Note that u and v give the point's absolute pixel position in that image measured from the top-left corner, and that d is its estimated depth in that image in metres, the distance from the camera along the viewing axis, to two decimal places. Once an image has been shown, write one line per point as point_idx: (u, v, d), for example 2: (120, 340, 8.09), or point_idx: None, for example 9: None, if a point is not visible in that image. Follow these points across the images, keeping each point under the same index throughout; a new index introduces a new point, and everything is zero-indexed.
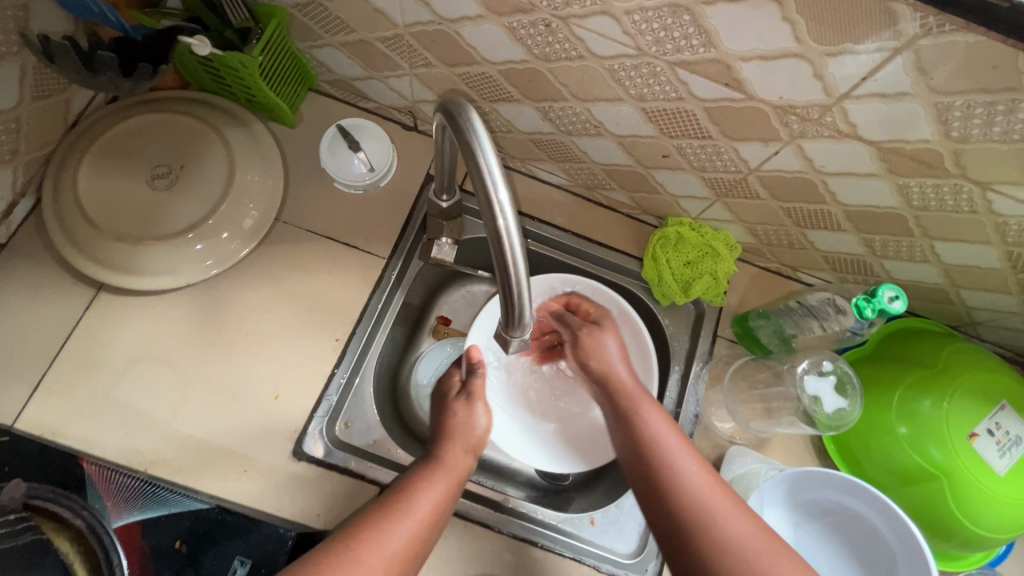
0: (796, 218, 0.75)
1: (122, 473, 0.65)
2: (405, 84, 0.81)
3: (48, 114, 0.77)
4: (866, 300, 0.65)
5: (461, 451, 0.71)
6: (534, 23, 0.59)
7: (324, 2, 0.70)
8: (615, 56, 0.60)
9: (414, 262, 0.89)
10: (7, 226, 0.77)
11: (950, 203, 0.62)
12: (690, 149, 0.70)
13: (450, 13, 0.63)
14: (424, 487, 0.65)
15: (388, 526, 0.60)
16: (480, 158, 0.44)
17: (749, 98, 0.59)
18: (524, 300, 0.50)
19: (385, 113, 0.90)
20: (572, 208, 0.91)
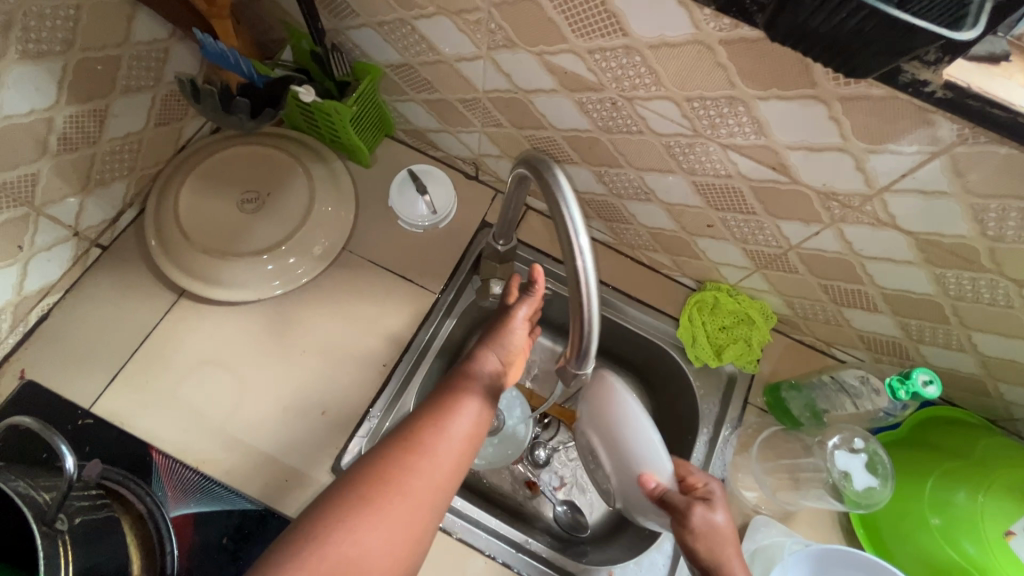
0: (833, 295, 0.78)
1: (181, 466, 0.76)
2: (475, 139, 0.90)
3: (164, 138, 0.88)
4: (900, 381, 0.67)
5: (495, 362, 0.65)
6: (602, 100, 0.67)
7: (416, 66, 0.80)
8: (672, 135, 0.66)
9: (465, 296, 0.94)
10: (113, 231, 0.86)
11: (986, 296, 0.65)
12: (734, 222, 0.75)
13: (528, 85, 0.71)
14: (463, 398, 0.60)
15: (442, 421, 0.57)
16: (573, 217, 0.52)
17: (794, 182, 0.64)
18: (590, 345, 0.57)
19: (450, 162, 0.99)
20: (615, 265, 0.96)
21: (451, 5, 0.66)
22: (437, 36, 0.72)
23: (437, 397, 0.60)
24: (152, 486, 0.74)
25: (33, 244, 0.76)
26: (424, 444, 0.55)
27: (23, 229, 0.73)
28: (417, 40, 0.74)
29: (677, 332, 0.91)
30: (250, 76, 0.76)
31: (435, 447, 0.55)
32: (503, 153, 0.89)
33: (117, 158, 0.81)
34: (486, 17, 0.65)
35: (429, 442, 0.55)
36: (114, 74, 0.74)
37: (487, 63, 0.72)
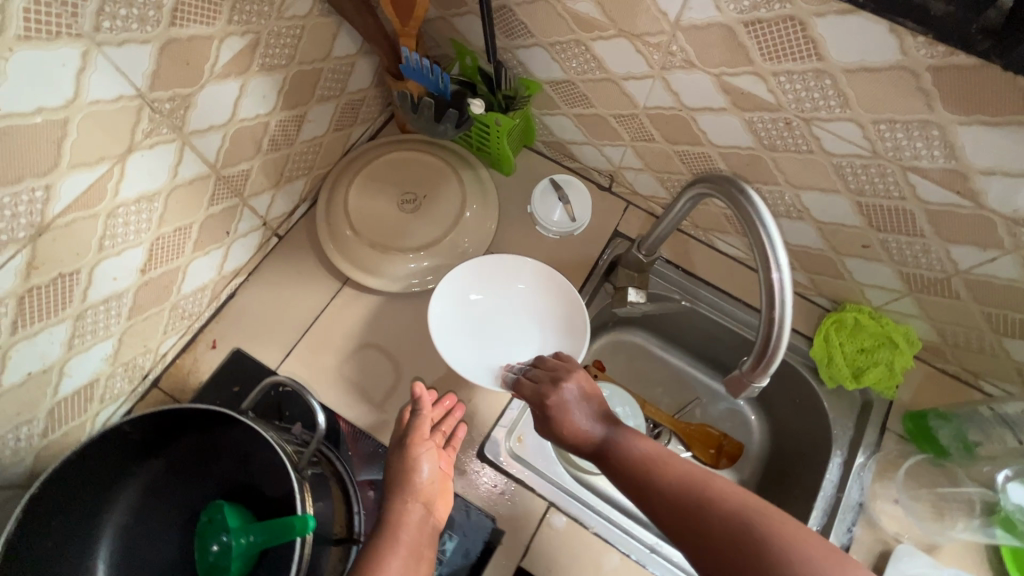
0: (995, 324, 0.76)
1: (366, 438, 0.84)
2: (618, 152, 0.93)
3: (336, 142, 0.97)
4: None
5: (411, 502, 0.72)
6: (775, 120, 0.69)
7: (578, 83, 0.85)
8: (846, 155, 0.68)
9: (596, 302, 0.98)
10: (290, 222, 0.96)
11: None
12: (895, 244, 0.75)
13: (695, 103, 0.75)
14: (386, 549, 0.68)
15: (387, 561, 0.67)
16: (769, 241, 0.54)
17: (978, 207, 0.64)
18: (775, 362, 0.57)
19: (584, 173, 1.03)
20: (746, 280, 0.97)
21: (634, 28, 0.70)
22: (611, 55, 0.76)
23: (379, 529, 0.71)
24: (340, 452, 0.82)
25: (236, 231, 0.86)
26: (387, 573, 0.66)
27: (232, 217, 0.84)
28: (586, 57, 0.79)
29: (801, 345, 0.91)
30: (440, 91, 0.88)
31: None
32: (646, 166, 0.92)
33: (303, 158, 0.91)
34: (670, 39, 0.68)
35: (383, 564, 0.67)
36: (315, 85, 0.84)
37: (656, 82, 0.76)
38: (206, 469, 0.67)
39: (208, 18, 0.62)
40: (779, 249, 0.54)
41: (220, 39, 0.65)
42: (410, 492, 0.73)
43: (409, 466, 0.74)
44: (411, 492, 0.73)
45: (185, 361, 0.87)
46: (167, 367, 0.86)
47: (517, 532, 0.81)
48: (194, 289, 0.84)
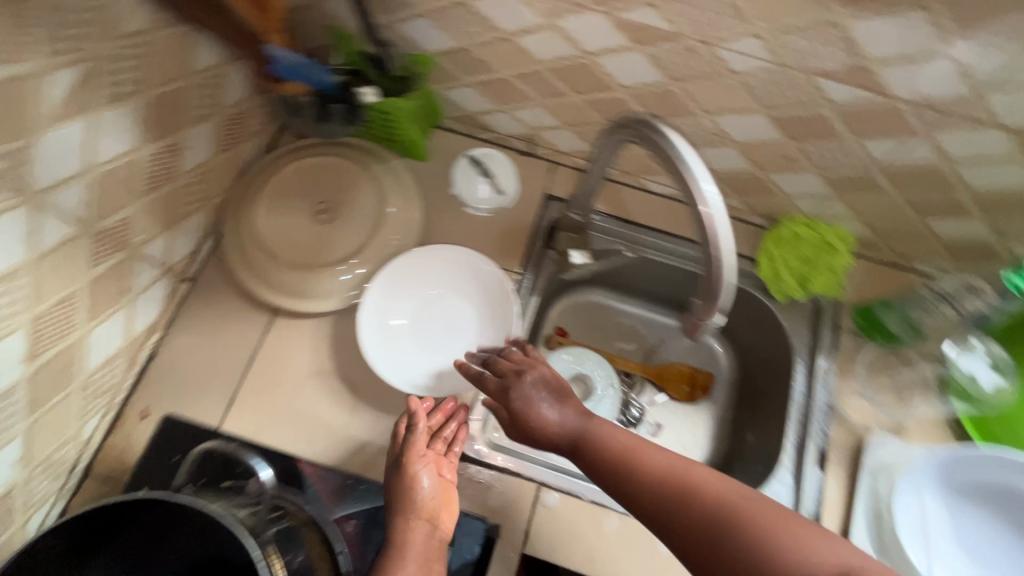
0: (919, 207, 0.78)
1: (332, 472, 0.77)
2: (531, 113, 0.89)
3: (227, 164, 0.88)
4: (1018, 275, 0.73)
5: (415, 521, 0.71)
6: (677, 49, 0.67)
7: (471, 48, 0.79)
8: (752, 72, 0.66)
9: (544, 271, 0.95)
10: (198, 262, 0.88)
11: None
12: (816, 150, 0.75)
13: (595, 47, 0.71)
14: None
15: None
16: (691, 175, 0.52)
17: (886, 98, 0.64)
18: (723, 296, 0.56)
19: (501, 141, 0.97)
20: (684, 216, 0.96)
21: None
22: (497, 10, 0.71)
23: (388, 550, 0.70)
24: (308, 494, 0.76)
25: (135, 286, 0.77)
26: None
27: (126, 272, 0.74)
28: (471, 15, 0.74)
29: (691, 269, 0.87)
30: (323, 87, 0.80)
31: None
32: (562, 123, 0.88)
33: (192, 190, 0.82)
34: None
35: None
36: (183, 107, 0.75)
37: (549, 31, 0.71)
38: (149, 572, 0.57)
39: (22, 53, 0.53)
40: (703, 179, 0.52)
41: (47, 74, 0.56)
42: (410, 512, 0.71)
43: (407, 487, 0.72)
44: (411, 510, 0.71)
45: (117, 439, 0.79)
46: (98, 451, 0.78)
47: (513, 521, 0.78)
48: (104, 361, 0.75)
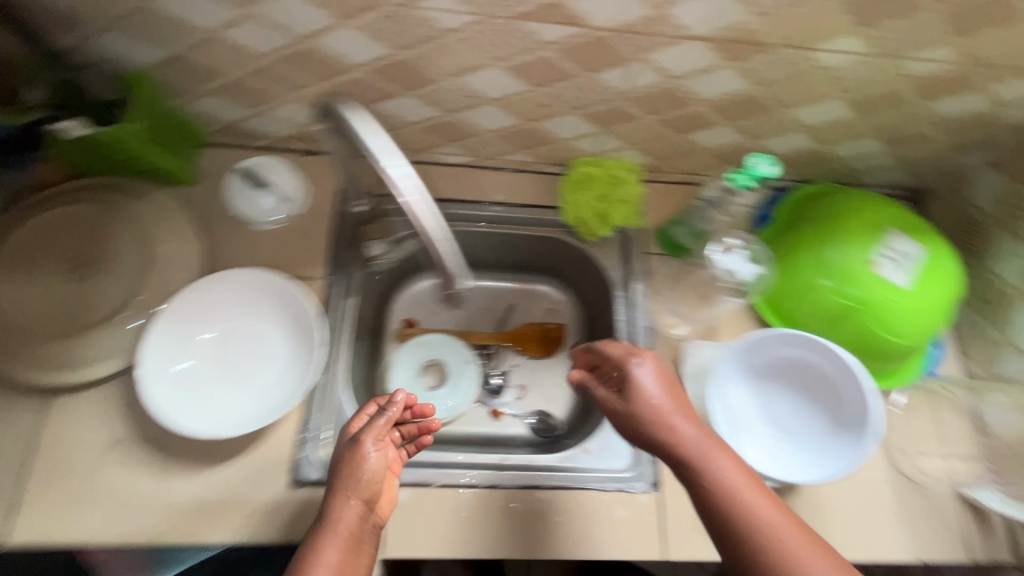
0: (671, 124, 0.83)
1: (127, 549, 0.70)
2: (291, 111, 0.83)
3: None
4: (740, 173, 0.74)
5: (354, 503, 0.63)
6: (381, 17, 0.65)
7: (188, 54, 0.73)
8: (461, 27, 0.66)
9: (357, 272, 0.89)
10: None
11: (783, 69, 0.72)
12: (562, 92, 0.76)
13: (308, 28, 0.68)
14: (316, 559, 0.58)
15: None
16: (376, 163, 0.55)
17: (593, 30, 0.66)
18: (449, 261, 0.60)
19: (275, 143, 0.90)
20: (480, 177, 0.95)
21: None
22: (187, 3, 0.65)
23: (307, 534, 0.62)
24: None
25: None
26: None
27: None
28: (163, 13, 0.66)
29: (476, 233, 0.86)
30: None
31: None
32: (323, 113, 0.83)
33: None
34: None
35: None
36: None
37: (254, 21, 0.67)
38: None
39: None
40: (390, 160, 0.55)
41: None
42: (348, 491, 0.64)
43: (359, 459, 0.65)
44: (345, 490, 0.64)
45: None
46: None
47: None
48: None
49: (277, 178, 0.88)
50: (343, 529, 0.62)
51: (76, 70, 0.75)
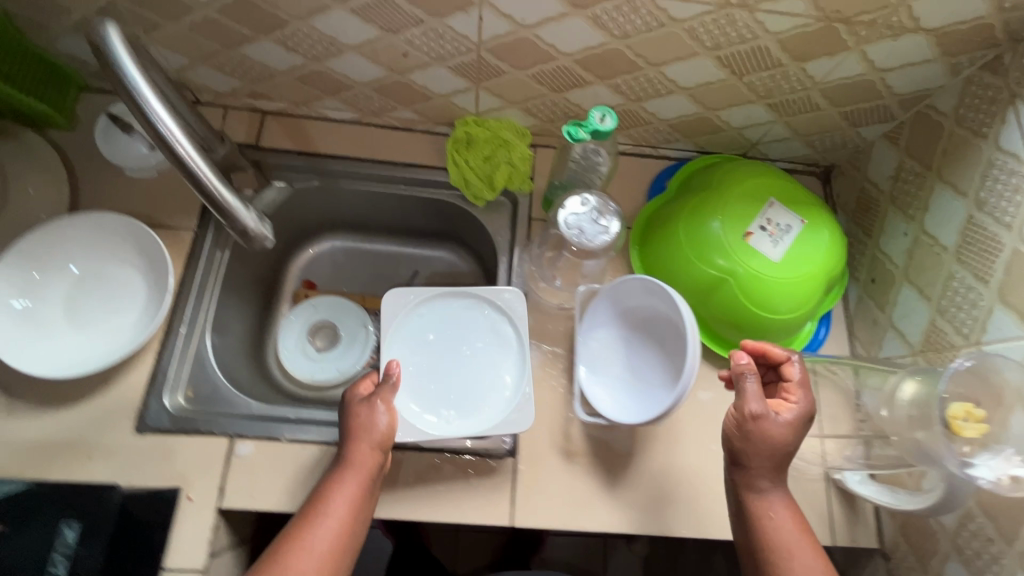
0: (852, 119, 0.76)
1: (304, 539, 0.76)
2: (470, 98, 0.78)
3: None
4: (579, 124, 0.59)
5: (779, 421, 0.61)
6: (618, 6, 0.59)
7: (347, 12, 0.63)
8: (694, 16, 0.60)
9: (504, 264, 0.84)
10: None
11: (987, 87, 0.63)
12: (759, 81, 0.70)
13: (531, 18, 0.61)
14: (771, 499, 0.62)
15: (772, 502, 0.62)
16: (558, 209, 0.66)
17: (824, 20, 0.60)
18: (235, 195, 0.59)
19: (431, 128, 0.86)
20: (636, 167, 0.88)
21: None
22: None
23: (746, 513, 0.62)
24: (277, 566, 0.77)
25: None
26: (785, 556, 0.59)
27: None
28: None
29: (631, 224, 0.85)
30: None
31: (796, 557, 0.59)
32: (500, 97, 0.77)
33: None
34: None
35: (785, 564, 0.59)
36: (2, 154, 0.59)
37: (482, 10, 0.61)
38: None
39: None
40: (568, 211, 0.65)
41: None
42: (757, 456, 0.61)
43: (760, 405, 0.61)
44: (734, 472, 0.63)
45: None
46: None
47: None
48: (36, 452, 0.67)
49: (437, 164, 0.86)
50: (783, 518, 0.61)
51: (230, 32, 0.69)
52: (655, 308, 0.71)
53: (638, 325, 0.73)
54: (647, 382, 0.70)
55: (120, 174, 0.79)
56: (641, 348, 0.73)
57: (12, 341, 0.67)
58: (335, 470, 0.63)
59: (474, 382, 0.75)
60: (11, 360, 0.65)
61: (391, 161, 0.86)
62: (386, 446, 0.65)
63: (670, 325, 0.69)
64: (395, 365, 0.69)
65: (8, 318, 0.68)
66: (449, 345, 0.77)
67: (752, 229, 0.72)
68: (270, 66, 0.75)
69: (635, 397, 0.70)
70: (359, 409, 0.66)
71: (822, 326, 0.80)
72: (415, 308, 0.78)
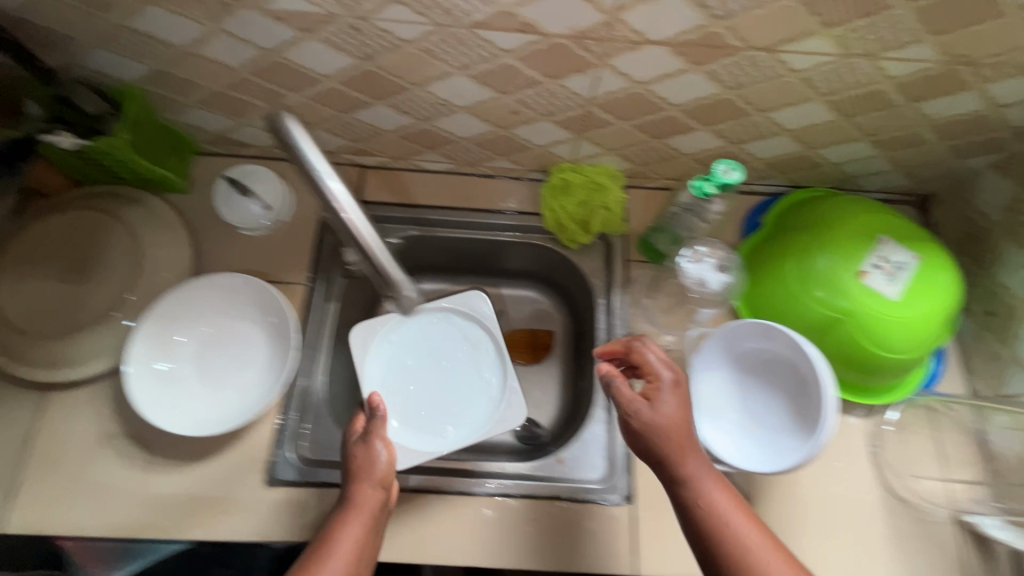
0: (960, 151, 0.75)
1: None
2: (568, 147, 0.79)
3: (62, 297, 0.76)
4: (704, 178, 0.60)
5: (668, 408, 0.59)
6: (739, 61, 0.60)
7: (466, 78, 0.66)
8: (814, 66, 0.61)
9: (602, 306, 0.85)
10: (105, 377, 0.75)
11: None
12: (869, 121, 0.70)
13: (648, 75, 0.63)
14: (731, 513, 0.57)
15: (732, 517, 0.57)
16: None
17: (949, 63, 0.60)
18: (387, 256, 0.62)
19: (524, 175, 0.88)
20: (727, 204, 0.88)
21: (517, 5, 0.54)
22: (498, 39, 0.59)
23: (685, 507, 0.58)
24: None
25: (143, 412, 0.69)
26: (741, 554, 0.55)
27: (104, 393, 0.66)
28: (464, 48, 0.61)
29: None
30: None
31: (746, 544, 0.55)
32: (598, 144, 0.78)
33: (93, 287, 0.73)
34: (579, 4, 0.54)
35: None
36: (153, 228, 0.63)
37: (601, 71, 0.63)
38: None
39: None
40: None
41: None
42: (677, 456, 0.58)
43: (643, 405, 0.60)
44: (679, 473, 0.58)
45: None
46: None
47: None
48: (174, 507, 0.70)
49: (530, 209, 0.88)
50: (730, 509, 0.57)
51: (348, 99, 0.72)
52: (774, 350, 0.70)
53: (755, 369, 0.73)
54: (771, 426, 0.69)
55: (234, 233, 0.83)
56: (757, 392, 0.72)
57: (156, 403, 0.71)
58: (337, 512, 0.62)
59: (462, 390, 0.81)
60: (152, 419, 0.68)
61: (487, 209, 0.88)
62: (388, 481, 0.64)
63: (793, 371, 0.69)
64: (378, 400, 0.69)
65: (150, 381, 0.72)
66: (432, 361, 0.82)
67: (867, 268, 0.71)
68: (379, 127, 0.78)
69: (759, 444, 0.69)
70: (357, 448, 0.65)
71: (937, 361, 0.78)
72: (386, 336, 0.81)
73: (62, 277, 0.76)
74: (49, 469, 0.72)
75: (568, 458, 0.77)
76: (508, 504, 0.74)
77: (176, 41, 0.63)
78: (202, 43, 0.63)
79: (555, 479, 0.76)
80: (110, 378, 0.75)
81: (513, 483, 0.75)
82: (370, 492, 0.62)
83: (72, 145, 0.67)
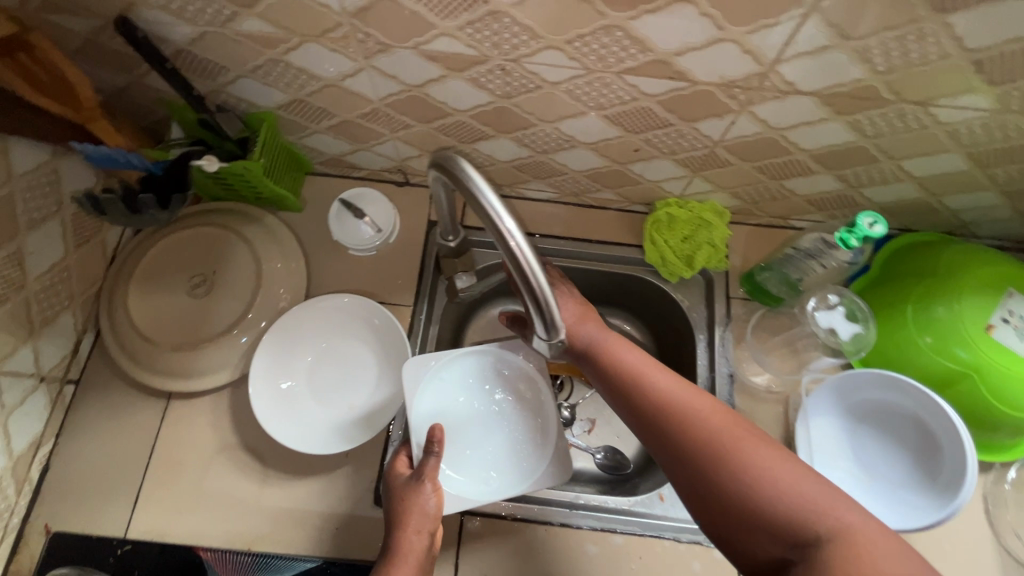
0: None
1: None
2: (680, 183, 0.79)
3: (187, 312, 0.79)
4: (848, 232, 0.61)
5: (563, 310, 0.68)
6: (885, 113, 0.60)
7: (598, 117, 0.66)
8: (963, 120, 0.60)
9: (700, 342, 0.84)
10: (220, 387, 0.77)
11: None
12: (1004, 173, 0.68)
13: (787, 122, 0.63)
14: (645, 379, 0.60)
15: (647, 379, 0.60)
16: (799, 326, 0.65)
17: None
18: (554, 305, 0.52)
19: (625, 207, 0.89)
20: None
21: (673, 54, 0.55)
22: (644, 84, 0.60)
23: (615, 393, 0.62)
24: None
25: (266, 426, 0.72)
26: (683, 418, 0.56)
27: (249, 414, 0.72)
28: (606, 91, 0.62)
29: None
30: (146, 167, 0.67)
31: (695, 415, 0.56)
32: (712, 181, 0.78)
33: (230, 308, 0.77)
34: (739, 56, 0.54)
35: (684, 419, 0.56)
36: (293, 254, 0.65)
37: (739, 117, 0.63)
38: None
39: None
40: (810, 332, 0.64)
41: None
42: (598, 342, 0.65)
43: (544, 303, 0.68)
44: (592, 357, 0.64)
45: None
46: None
47: None
48: (288, 520, 0.73)
49: (630, 241, 0.88)
50: (670, 388, 0.59)
51: (473, 132, 0.74)
52: (893, 402, 0.71)
53: (868, 418, 0.73)
54: (887, 478, 0.71)
55: (343, 252, 0.86)
56: (869, 441, 0.73)
57: (273, 418, 0.74)
58: (382, 562, 0.61)
59: (505, 435, 0.78)
60: (273, 433, 0.71)
61: (588, 239, 0.88)
62: (435, 527, 0.63)
63: (916, 424, 0.70)
64: (440, 430, 0.65)
65: (271, 397, 0.75)
66: (481, 402, 0.79)
67: (994, 322, 0.69)
68: (495, 157, 0.79)
69: (874, 495, 0.70)
70: (405, 489, 0.64)
71: None
72: (437, 371, 0.77)
73: (189, 290, 0.80)
74: (170, 475, 0.75)
75: (669, 496, 0.77)
76: (609, 537, 0.74)
77: (324, 74, 0.66)
78: (349, 77, 0.66)
79: (656, 516, 0.76)
80: (229, 388, 0.78)
81: (621, 518, 0.76)
82: (416, 542, 0.61)
83: (215, 168, 0.70)
